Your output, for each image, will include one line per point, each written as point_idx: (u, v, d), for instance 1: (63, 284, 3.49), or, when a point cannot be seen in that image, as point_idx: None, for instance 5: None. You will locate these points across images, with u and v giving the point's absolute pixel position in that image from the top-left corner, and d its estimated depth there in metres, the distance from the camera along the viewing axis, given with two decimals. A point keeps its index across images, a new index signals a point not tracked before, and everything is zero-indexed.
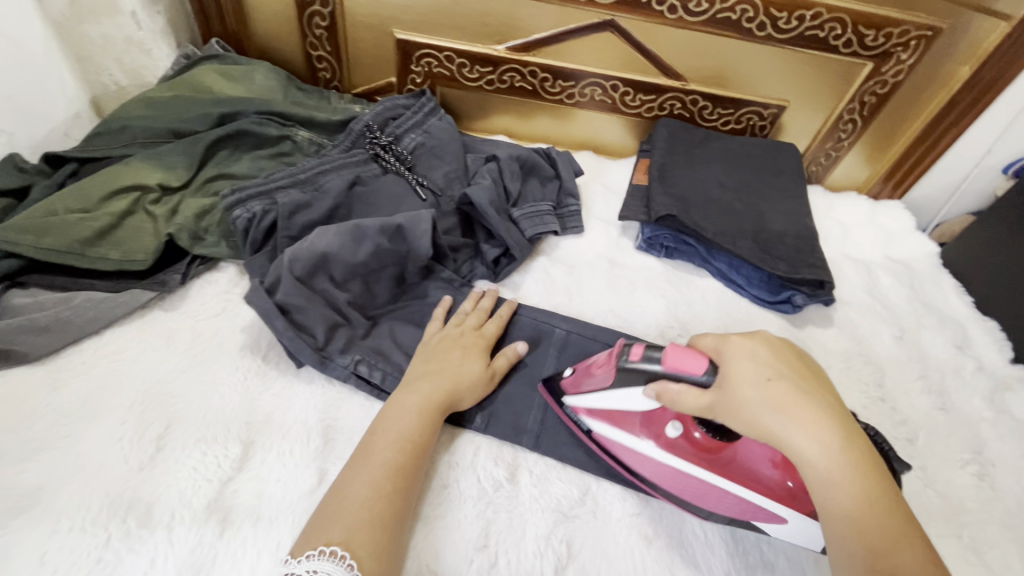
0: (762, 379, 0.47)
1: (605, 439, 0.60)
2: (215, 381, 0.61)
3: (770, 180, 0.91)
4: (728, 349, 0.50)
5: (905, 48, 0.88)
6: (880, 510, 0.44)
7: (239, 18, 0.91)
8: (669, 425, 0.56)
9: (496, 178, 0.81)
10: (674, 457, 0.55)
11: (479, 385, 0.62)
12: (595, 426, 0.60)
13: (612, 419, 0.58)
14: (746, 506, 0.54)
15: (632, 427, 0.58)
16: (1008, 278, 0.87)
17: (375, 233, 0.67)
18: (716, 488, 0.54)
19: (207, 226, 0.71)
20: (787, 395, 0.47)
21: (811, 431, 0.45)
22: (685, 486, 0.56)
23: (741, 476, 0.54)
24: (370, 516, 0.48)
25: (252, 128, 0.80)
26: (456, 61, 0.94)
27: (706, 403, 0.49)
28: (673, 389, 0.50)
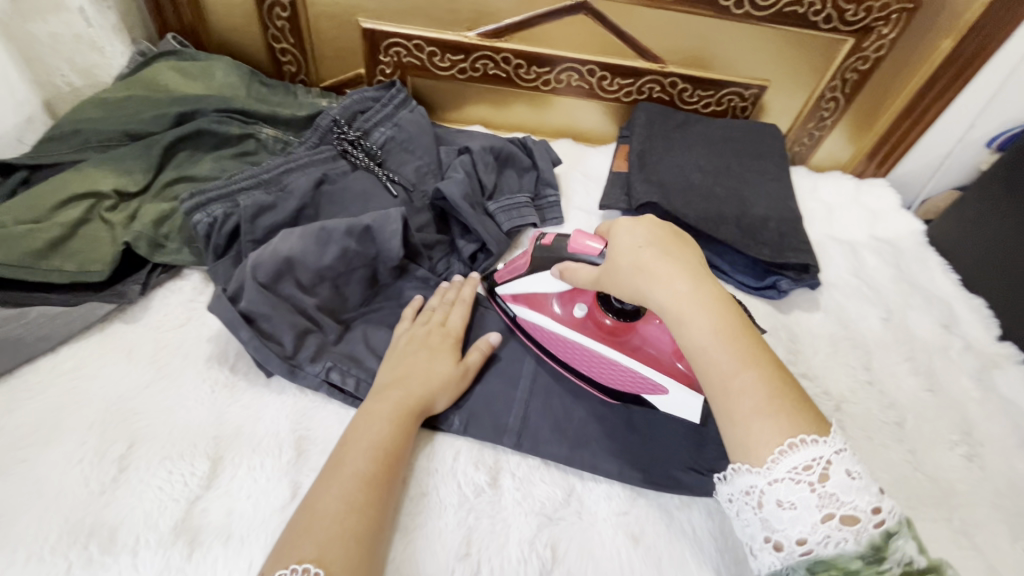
0: (631, 242, 0.49)
1: (526, 323, 0.67)
2: (181, 395, 0.58)
3: (752, 163, 0.89)
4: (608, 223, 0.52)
5: (886, 22, 0.86)
6: (736, 344, 0.44)
7: (196, 11, 0.87)
8: (578, 307, 0.65)
9: (470, 170, 0.78)
10: (580, 332, 0.64)
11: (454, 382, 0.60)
12: (519, 312, 0.67)
13: (533, 303, 0.66)
14: (640, 381, 0.61)
15: (548, 309, 0.66)
16: (992, 252, 0.86)
17: (342, 235, 0.64)
18: (611, 359, 0.62)
19: (167, 232, 0.68)
20: (649, 253, 0.48)
21: (669, 280, 0.46)
22: (587, 362, 0.64)
23: (638, 354, 0.62)
24: (347, 530, 0.46)
25: (212, 127, 0.76)
26: (426, 49, 0.91)
27: (593, 278, 0.55)
28: (571, 266, 0.57)
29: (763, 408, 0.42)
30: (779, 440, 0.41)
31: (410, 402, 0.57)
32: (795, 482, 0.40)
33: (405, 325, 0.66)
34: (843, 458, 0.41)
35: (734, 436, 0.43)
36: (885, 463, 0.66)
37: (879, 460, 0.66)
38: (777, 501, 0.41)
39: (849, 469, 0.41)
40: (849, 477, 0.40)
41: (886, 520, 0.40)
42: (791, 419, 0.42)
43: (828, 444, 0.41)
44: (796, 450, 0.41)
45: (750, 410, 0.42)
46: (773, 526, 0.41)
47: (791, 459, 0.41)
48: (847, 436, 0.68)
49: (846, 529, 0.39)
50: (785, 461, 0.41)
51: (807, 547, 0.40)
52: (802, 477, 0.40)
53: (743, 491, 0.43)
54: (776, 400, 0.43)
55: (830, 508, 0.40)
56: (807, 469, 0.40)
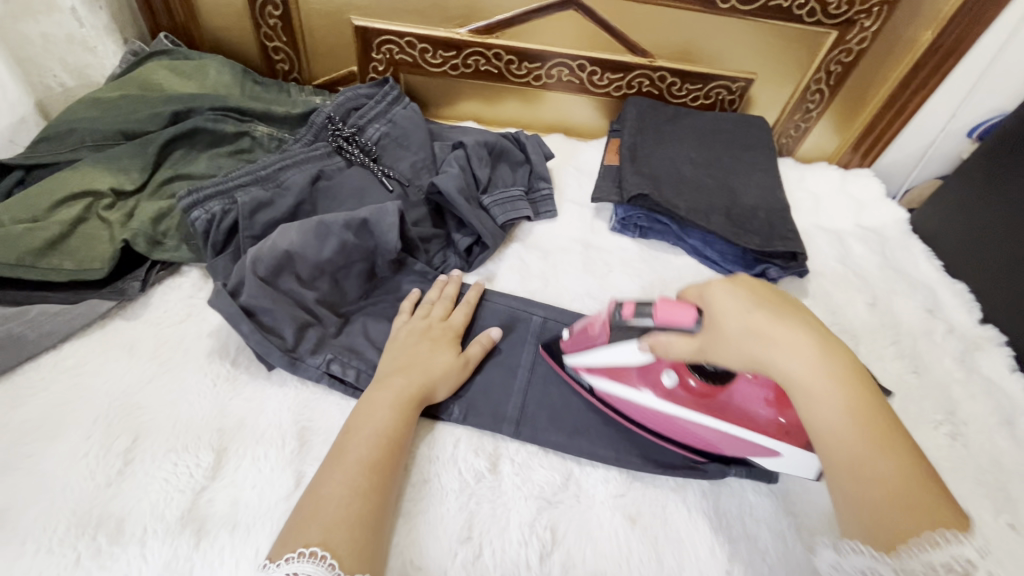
0: (743, 309, 0.47)
1: (608, 394, 0.62)
2: (183, 390, 0.59)
3: (741, 154, 0.91)
4: (710, 288, 0.51)
5: (868, 15, 0.88)
6: (869, 425, 0.44)
7: (188, 11, 0.88)
8: (664, 374, 0.58)
9: (464, 165, 0.79)
10: (673, 405, 0.58)
11: (454, 371, 0.61)
12: (598, 382, 0.62)
13: (612, 374, 0.60)
14: (745, 446, 0.57)
15: (631, 381, 0.59)
16: (972, 240, 0.88)
17: (340, 229, 0.65)
18: (712, 428, 0.57)
19: (166, 230, 0.68)
20: (770, 323, 0.46)
21: (795, 352, 0.45)
22: (685, 431, 0.59)
23: (738, 418, 0.56)
24: (354, 515, 0.48)
25: (207, 125, 0.77)
26: (418, 46, 0.92)
27: (693, 349, 0.50)
28: (663, 339, 0.52)
29: (897, 498, 0.41)
30: (919, 533, 0.40)
31: (411, 392, 0.58)
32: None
33: (404, 317, 0.67)
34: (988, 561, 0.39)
35: (864, 523, 0.42)
36: None
37: None
38: None
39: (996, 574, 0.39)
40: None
41: None
42: (929, 512, 0.41)
43: (969, 544, 0.39)
44: (939, 548, 0.39)
45: (882, 500, 0.42)
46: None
47: (929, 557, 0.39)
48: None
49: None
50: (926, 559, 0.39)
51: None
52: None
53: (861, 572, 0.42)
54: (911, 493, 0.41)
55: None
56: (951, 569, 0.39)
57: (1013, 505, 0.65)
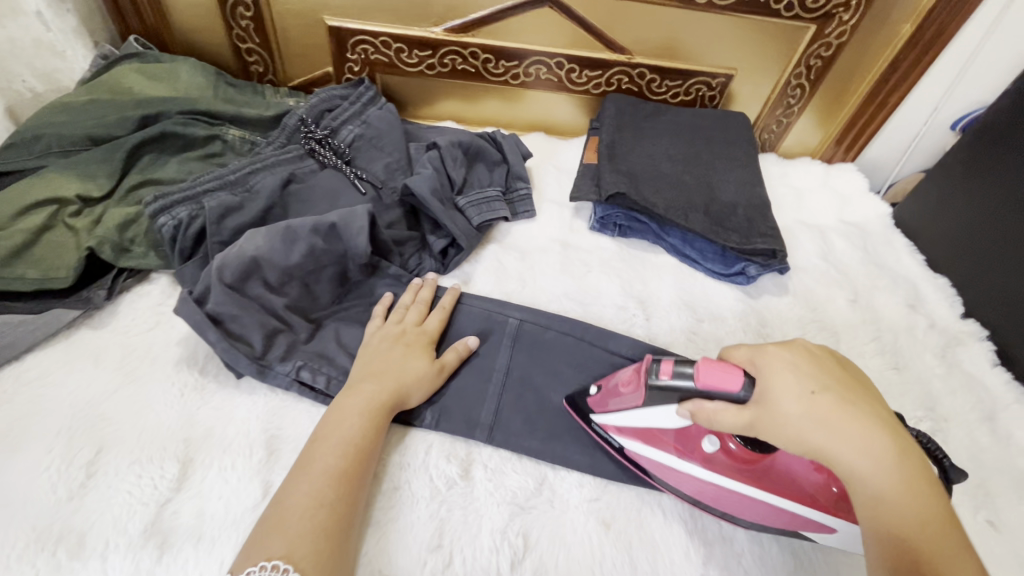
0: (804, 392, 0.45)
1: (640, 458, 0.57)
2: (150, 399, 0.58)
3: (720, 150, 0.90)
4: (765, 358, 0.48)
5: (846, 8, 0.87)
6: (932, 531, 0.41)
7: (158, 13, 0.86)
8: (704, 440, 0.54)
9: (438, 166, 0.78)
10: (716, 474, 0.53)
11: (426, 375, 0.61)
12: (629, 445, 0.57)
13: (647, 437, 0.56)
14: (793, 518, 0.52)
15: (667, 445, 0.55)
16: (953, 232, 0.88)
17: (308, 233, 0.64)
18: (756, 500, 0.53)
19: (133, 236, 0.67)
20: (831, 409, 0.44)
21: (857, 445, 0.43)
22: (726, 501, 0.54)
23: (785, 488, 0.52)
24: (320, 526, 0.47)
25: (176, 130, 0.76)
26: (393, 46, 0.90)
27: (743, 421, 0.47)
28: (708, 409, 0.49)
29: None
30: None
31: (382, 398, 0.57)
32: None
33: (376, 322, 0.66)
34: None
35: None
36: None
37: None
38: None
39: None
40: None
41: None
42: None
43: None
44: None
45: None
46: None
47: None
48: None
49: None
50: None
51: None
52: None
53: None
54: None
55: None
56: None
57: (992, 502, 0.64)
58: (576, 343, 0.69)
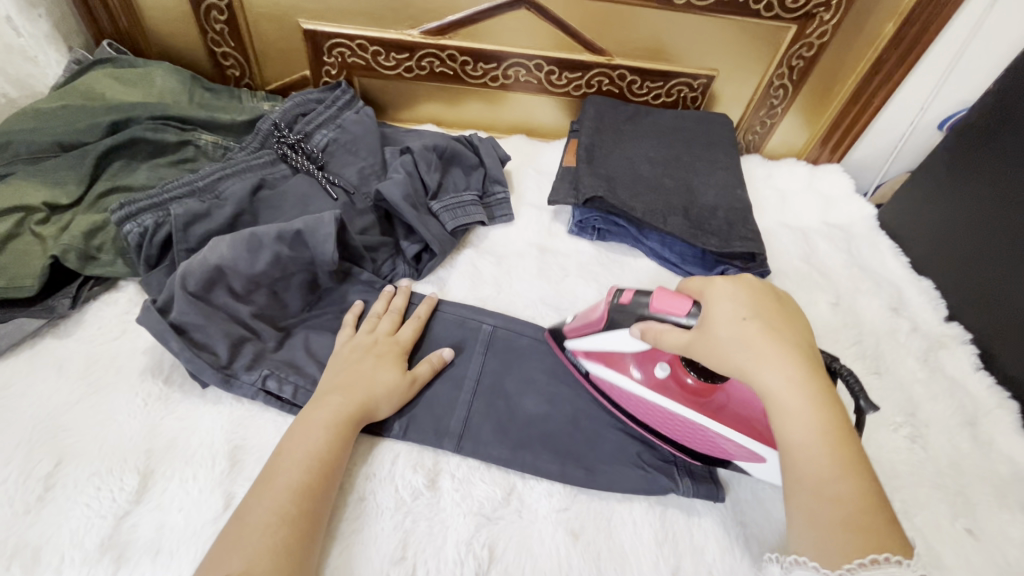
0: (738, 317, 0.49)
1: (601, 381, 0.63)
2: (112, 410, 0.57)
3: (700, 152, 0.89)
4: (711, 290, 0.52)
5: (827, 8, 0.86)
6: (831, 441, 0.44)
7: (132, 18, 0.86)
8: (658, 366, 0.59)
9: (412, 170, 0.77)
10: (663, 396, 0.58)
11: (393, 385, 0.59)
12: (593, 367, 0.63)
13: (609, 361, 0.61)
14: (733, 448, 0.56)
15: (625, 368, 0.61)
16: (946, 232, 0.86)
17: (273, 241, 0.63)
18: (700, 426, 0.57)
19: (100, 244, 0.66)
20: (755, 332, 0.48)
21: (770, 362, 0.46)
22: (674, 427, 0.59)
23: (726, 418, 0.56)
24: (279, 544, 0.46)
25: (146, 135, 0.75)
26: (369, 49, 0.90)
27: (684, 341, 0.51)
28: (654, 328, 0.54)
29: (851, 522, 0.41)
30: (859, 552, 0.40)
31: (349, 410, 0.56)
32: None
33: (345, 334, 0.65)
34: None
35: (813, 539, 0.43)
36: None
37: None
38: None
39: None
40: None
41: None
42: (872, 533, 0.41)
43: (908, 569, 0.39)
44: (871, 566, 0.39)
45: (832, 518, 0.42)
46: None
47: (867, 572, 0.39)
48: None
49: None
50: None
51: None
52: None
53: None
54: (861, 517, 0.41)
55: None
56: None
57: (972, 509, 0.63)
58: (550, 349, 0.69)
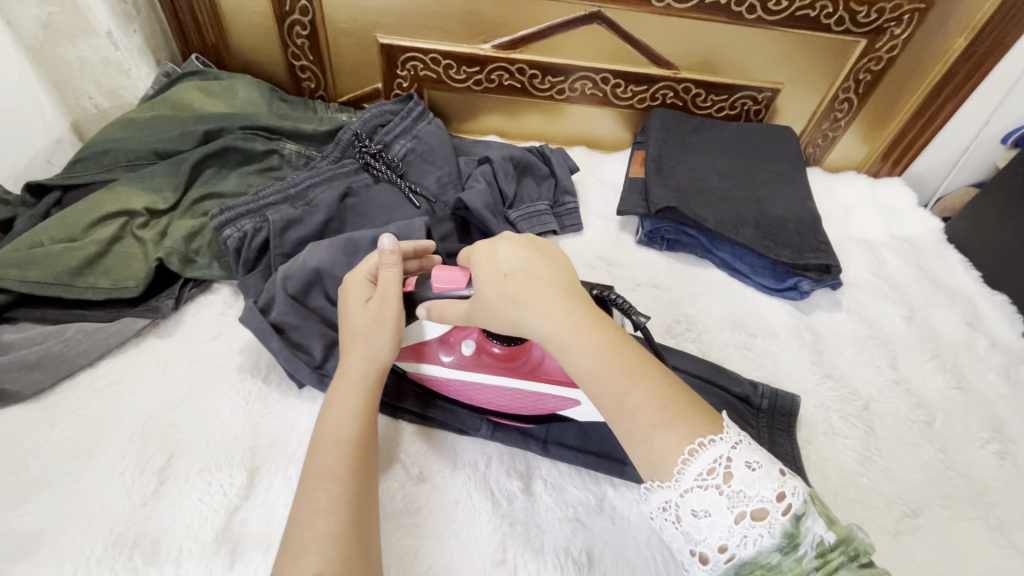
0: (497, 276, 0.50)
1: (422, 377, 0.62)
2: (215, 408, 0.59)
3: (768, 165, 0.90)
4: (476, 253, 0.53)
5: (899, 22, 0.86)
6: (616, 359, 0.44)
7: (219, 33, 0.89)
8: (466, 345, 0.59)
9: (490, 180, 0.79)
10: (477, 371, 0.58)
11: (381, 331, 0.55)
12: (407, 366, 0.62)
13: (419, 355, 0.61)
14: (554, 401, 0.58)
15: (435, 356, 0.60)
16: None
17: (369, 245, 0.65)
18: (521, 390, 0.58)
19: (198, 247, 0.69)
20: (521, 284, 0.48)
21: (539, 307, 0.47)
22: (500, 399, 0.60)
23: (538, 374, 0.58)
24: (330, 532, 0.43)
25: (237, 144, 0.78)
26: (442, 62, 0.92)
27: (465, 311, 0.53)
28: (439, 305, 0.55)
29: (659, 421, 0.41)
30: (679, 452, 0.40)
31: (368, 383, 0.53)
32: (704, 488, 0.39)
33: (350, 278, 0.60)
34: (740, 452, 0.40)
35: (641, 453, 0.42)
36: (916, 462, 0.66)
37: (911, 460, 0.66)
38: (692, 512, 0.39)
39: (750, 461, 0.39)
40: (751, 469, 0.39)
41: (793, 503, 0.38)
42: (685, 423, 0.41)
43: (724, 441, 0.40)
44: (698, 455, 0.40)
45: (647, 424, 0.42)
46: (694, 538, 0.39)
47: (695, 466, 0.39)
48: (876, 436, 0.67)
49: (759, 525, 0.37)
50: (691, 470, 0.40)
51: (729, 552, 0.38)
52: (709, 481, 0.39)
53: (659, 507, 0.41)
54: (667, 410, 0.42)
55: (740, 507, 0.38)
56: (710, 472, 0.39)
57: None
58: None
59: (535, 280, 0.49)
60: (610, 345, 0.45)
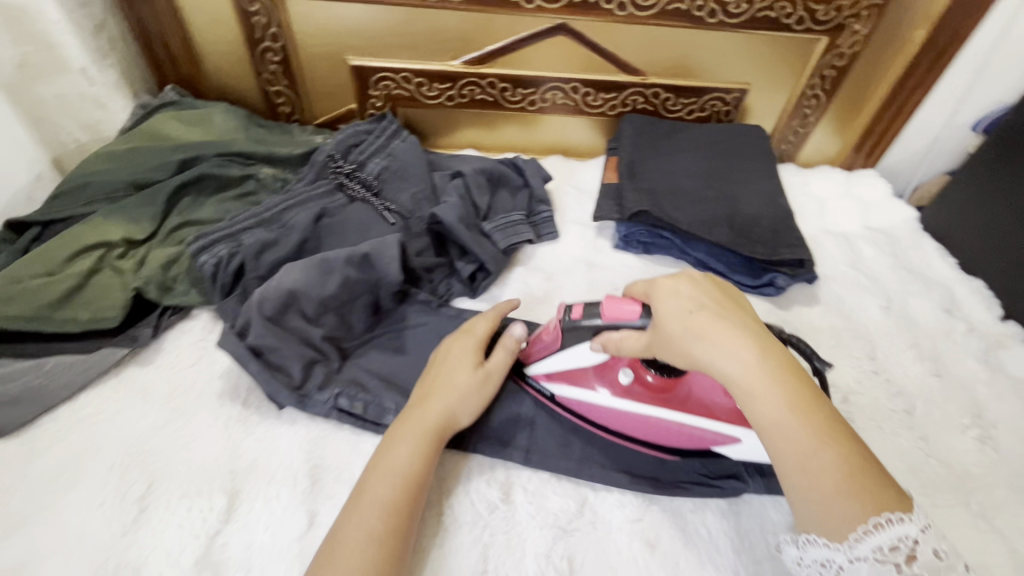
0: (684, 311, 0.49)
1: (568, 401, 0.62)
2: (196, 434, 0.60)
3: (739, 164, 0.91)
4: (654, 288, 0.52)
5: (858, 19, 0.88)
6: (808, 420, 0.45)
7: (192, 63, 0.91)
8: (621, 373, 0.58)
9: (463, 194, 0.80)
10: (631, 401, 0.58)
11: (472, 397, 0.59)
12: (557, 389, 0.62)
13: (570, 380, 0.61)
14: (707, 435, 0.58)
15: (589, 384, 0.60)
16: (1003, 223, 0.85)
17: (342, 265, 0.66)
18: (672, 421, 0.58)
19: (176, 275, 0.70)
20: (709, 323, 0.48)
21: (734, 350, 0.47)
22: (648, 429, 0.60)
23: (691, 407, 0.58)
24: (366, 563, 0.46)
25: (213, 171, 0.79)
26: (413, 80, 0.93)
27: (643, 346, 0.52)
28: (614, 338, 0.54)
29: (843, 488, 0.43)
30: (858, 523, 0.42)
31: (433, 428, 0.56)
32: (881, 562, 0.41)
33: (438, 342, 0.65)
34: (928, 537, 0.42)
35: (813, 509, 0.44)
36: (896, 452, 0.66)
37: (890, 450, 0.66)
38: None
39: (935, 548, 0.41)
40: (935, 557, 0.41)
41: None
42: (872, 497, 0.43)
43: (913, 523, 0.42)
44: (882, 529, 0.41)
45: (827, 488, 0.43)
46: None
47: (876, 539, 0.41)
48: (856, 427, 0.68)
49: None
50: (869, 540, 0.41)
51: None
52: (888, 557, 0.41)
53: (819, 562, 0.44)
54: (853, 480, 0.43)
55: None
56: (892, 549, 0.41)
57: None
58: None
59: (723, 320, 0.49)
60: (800, 403, 0.45)
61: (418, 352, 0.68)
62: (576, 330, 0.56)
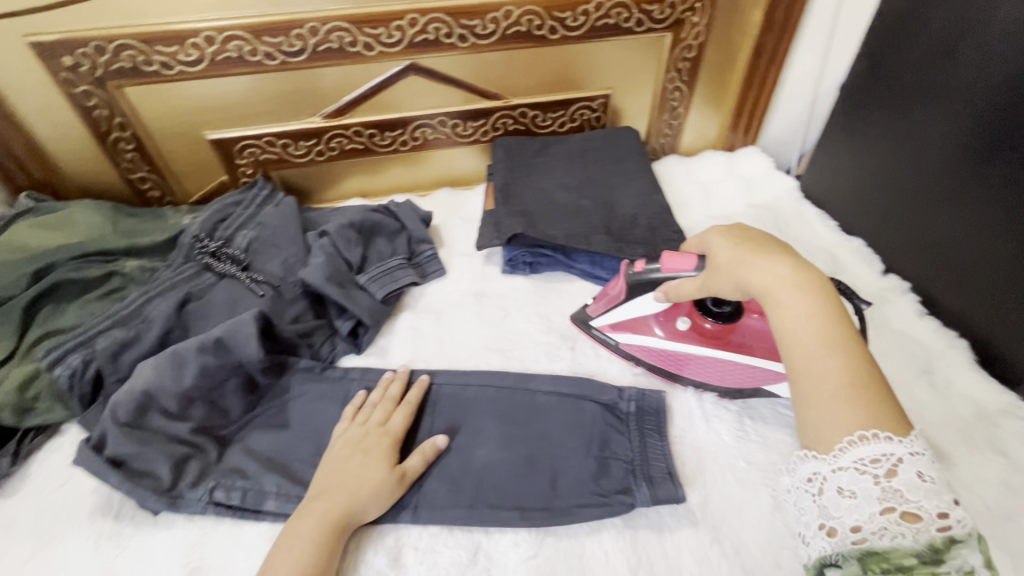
0: (730, 244, 0.55)
1: (631, 349, 0.72)
2: (64, 561, 0.57)
3: (613, 168, 0.92)
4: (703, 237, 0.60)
5: (694, 12, 0.91)
6: (823, 330, 0.47)
7: (45, 165, 0.89)
8: (681, 321, 0.69)
9: (331, 251, 0.79)
10: (688, 344, 0.68)
11: (383, 490, 0.57)
12: (624, 339, 0.72)
13: (634, 329, 0.71)
14: (761, 376, 0.66)
15: (650, 331, 0.70)
16: (870, 176, 0.86)
17: (196, 353, 0.65)
18: (727, 362, 0.67)
19: (36, 394, 0.66)
20: (758, 246, 0.53)
21: (772, 264, 0.50)
22: (704, 372, 0.68)
23: (745, 349, 0.67)
24: None
25: (70, 276, 0.77)
26: (278, 143, 0.92)
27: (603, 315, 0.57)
28: (673, 287, 0.63)
29: (841, 394, 0.44)
30: (847, 431, 0.43)
31: (332, 517, 0.54)
32: (859, 473, 0.42)
33: (340, 428, 0.64)
34: (917, 460, 0.41)
35: (809, 416, 0.45)
36: None
37: None
38: (837, 489, 0.43)
39: (922, 472, 0.41)
40: (919, 479, 0.41)
41: (951, 526, 0.39)
42: (866, 409, 0.43)
43: (902, 444, 0.42)
44: (860, 444, 0.42)
45: (826, 392, 0.45)
46: (829, 513, 0.43)
47: (858, 450, 0.42)
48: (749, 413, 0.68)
49: (903, 524, 0.40)
50: (850, 453, 0.43)
51: (860, 535, 0.41)
52: (868, 469, 0.42)
53: (806, 478, 0.45)
54: (857, 390, 0.44)
55: (890, 502, 0.41)
56: (873, 461, 0.42)
57: (942, 460, 0.63)
58: (497, 392, 0.68)
59: (768, 248, 0.53)
60: (823, 316, 0.47)
61: (301, 425, 0.66)
62: (642, 283, 0.67)
